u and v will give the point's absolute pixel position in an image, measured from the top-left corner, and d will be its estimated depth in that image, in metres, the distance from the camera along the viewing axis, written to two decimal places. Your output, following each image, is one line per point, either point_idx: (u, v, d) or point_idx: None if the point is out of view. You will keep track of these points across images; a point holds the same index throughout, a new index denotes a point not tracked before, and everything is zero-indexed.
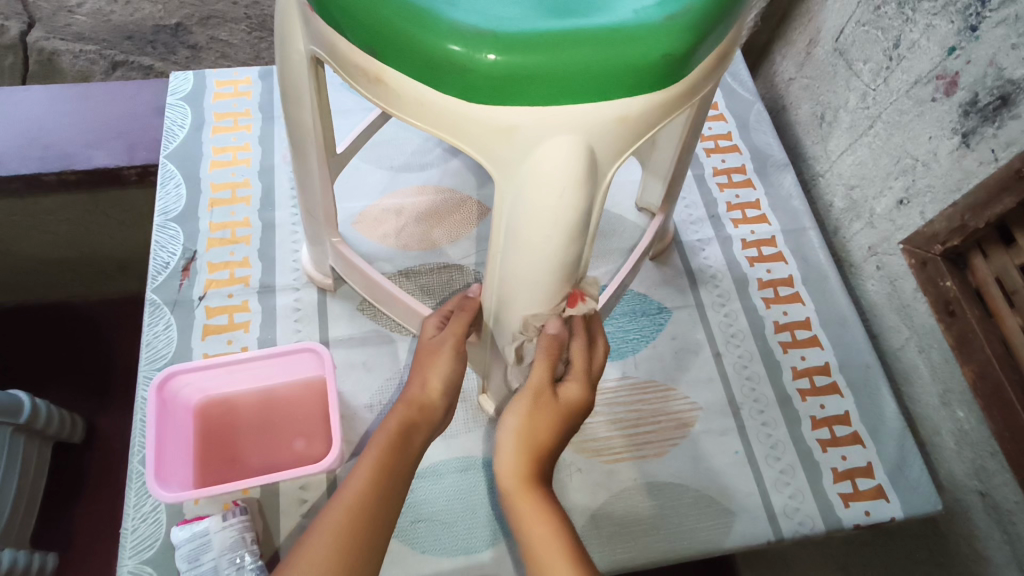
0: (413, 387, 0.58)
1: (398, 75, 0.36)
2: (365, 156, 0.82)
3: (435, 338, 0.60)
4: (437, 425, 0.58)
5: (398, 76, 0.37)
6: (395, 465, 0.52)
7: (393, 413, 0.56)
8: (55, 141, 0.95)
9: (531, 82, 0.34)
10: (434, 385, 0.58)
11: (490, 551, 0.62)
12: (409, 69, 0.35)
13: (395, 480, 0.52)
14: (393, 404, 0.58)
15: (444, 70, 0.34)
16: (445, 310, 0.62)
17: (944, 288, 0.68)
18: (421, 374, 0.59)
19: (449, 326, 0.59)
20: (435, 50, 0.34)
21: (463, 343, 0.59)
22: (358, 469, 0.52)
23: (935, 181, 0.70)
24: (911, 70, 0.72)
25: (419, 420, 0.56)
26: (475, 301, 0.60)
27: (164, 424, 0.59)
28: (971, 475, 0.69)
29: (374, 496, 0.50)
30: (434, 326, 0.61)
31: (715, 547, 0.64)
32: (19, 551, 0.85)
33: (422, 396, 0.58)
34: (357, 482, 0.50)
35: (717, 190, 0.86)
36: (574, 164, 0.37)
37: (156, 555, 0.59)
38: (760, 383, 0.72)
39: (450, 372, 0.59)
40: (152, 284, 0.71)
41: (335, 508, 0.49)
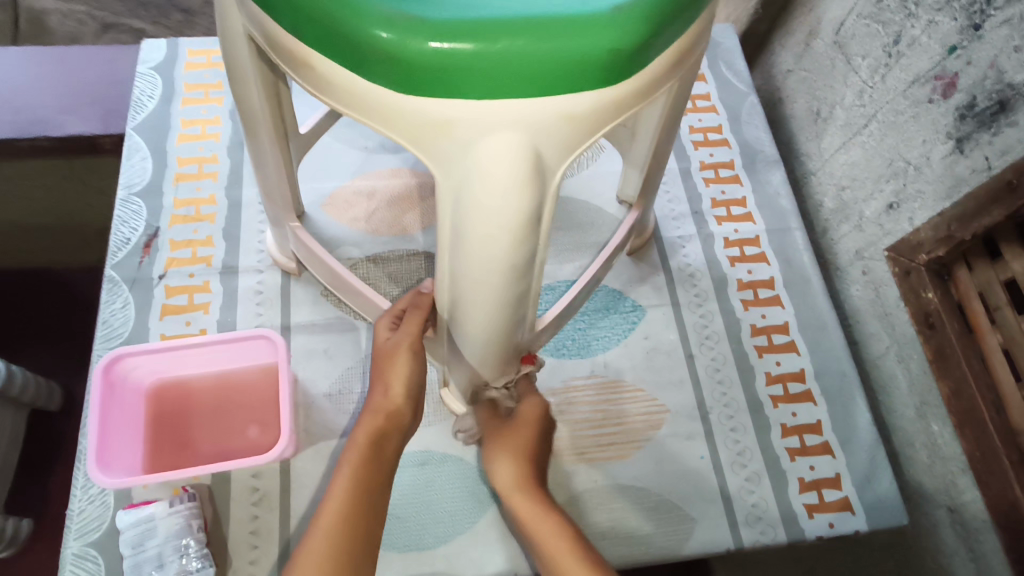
0: (376, 395, 0.57)
1: (327, 61, 0.34)
2: (338, 136, 0.79)
3: (391, 340, 0.58)
4: (408, 429, 0.58)
5: (327, 62, 0.34)
6: (373, 477, 0.53)
7: (361, 424, 0.55)
8: (28, 105, 0.92)
9: (463, 73, 0.31)
10: (394, 386, 0.57)
11: (442, 548, 0.61)
12: (336, 54, 0.33)
13: (375, 493, 0.52)
14: (359, 414, 0.57)
15: (370, 56, 0.32)
16: (398, 309, 0.60)
17: (925, 299, 0.66)
18: (382, 377, 0.57)
19: (404, 326, 0.57)
20: (360, 35, 0.31)
21: (420, 340, 0.57)
22: (334, 490, 0.52)
23: (926, 187, 0.67)
24: (910, 68, 0.69)
25: (388, 428, 0.56)
26: (429, 297, 0.57)
27: (109, 408, 0.58)
28: (941, 490, 0.67)
29: (355, 514, 0.51)
30: (388, 325, 0.59)
31: (674, 553, 0.63)
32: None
33: (388, 399, 0.57)
34: (340, 487, 0.52)
35: (702, 185, 0.83)
36: (516, 164, 0.34)
37: (101, 538, 0.58)
38: (731, 388, 0.71)
39: (411, 372, 0.57)
40: (111, 260, 0.69)
41: (326, 511, 0.51)
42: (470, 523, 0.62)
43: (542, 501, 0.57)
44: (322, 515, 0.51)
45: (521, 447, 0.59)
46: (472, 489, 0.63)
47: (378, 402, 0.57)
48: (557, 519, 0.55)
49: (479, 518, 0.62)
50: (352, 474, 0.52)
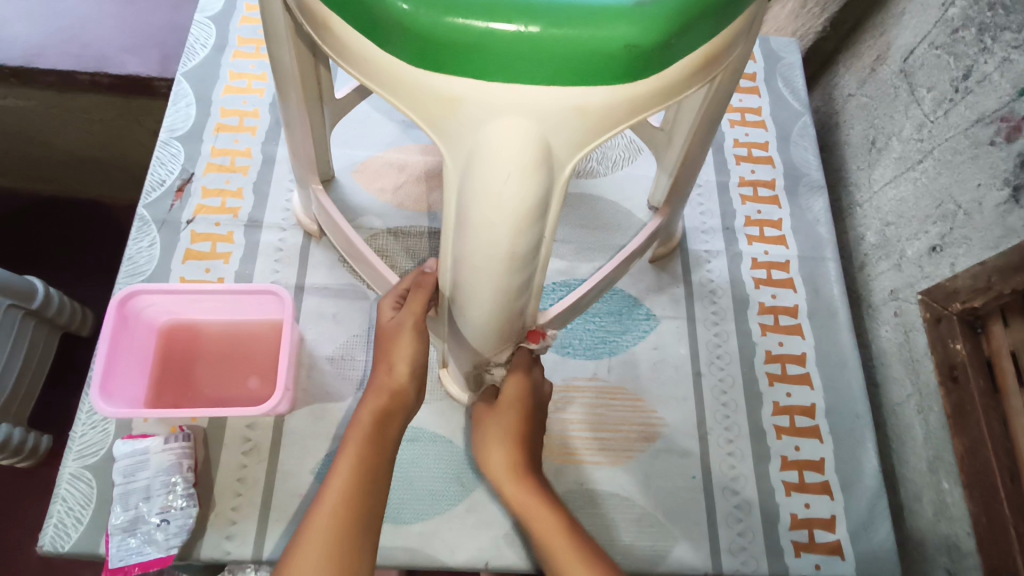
0: (380, 372, 0.57)
1: (346, 26, 0.34)
2: (378, 105, 0.80)
3: (394, 319, 0.58)
4: (412, 408, 0.58)
5: (346, 26, 0.34)
6: (375, 463, 0.52)
7: (366, 404, 0.55)
8: (92, 40, 0.95)
9: (475, 54, 0.31)
10: (401, 366, 0.57)
11: (418, 524, 0.61)
12: (354, 20, 0.33)
13: (378, 471, 0.52)
14: (364, 392, 0.57)
15: (387, 26, 0.32)
16: (402, 289, 0.61)
17: (953, 350, 0.63)
18: (387, 356, 0.58)
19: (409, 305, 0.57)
20: (377, 2, 0.31)
21: (424, 321, 0.57)
22: (340, 464, 0.52)
23: (974, 234, 0.64)
24: (975, 107, 0.65)
25: (392, 408, 0.56)
26: (431, 277, 0.57)
27: (120, 340, 0.60)
28: (942, 550, 0.64)
29: (359, 490, 0.50)
30: (392, 304, 0.59)
31: (649, 568, 0.62)
32: (17, 427, 0.89)
33: (394, 378, 0.57)
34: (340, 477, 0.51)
35: (739, 201, 0.80)
36: (521, 150, 0.34)
37: (98, 462, 0.61)
38: (735, 412, 0.69)
39: (416, 356, 0.58)
40: (144, 200, 0.71)
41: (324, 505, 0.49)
42: (450, 505, 0.62)
43: (536, 490, 0.56)
44: (327, 487, 0.51)
45: (512, 427, 0.58)
46: (456, 472, 0.63)
47: (383, 382, 0.57)
48: (558, 517, 0.54)
49: (459, 501, 0.62)
50: (361, 450, 0.52)
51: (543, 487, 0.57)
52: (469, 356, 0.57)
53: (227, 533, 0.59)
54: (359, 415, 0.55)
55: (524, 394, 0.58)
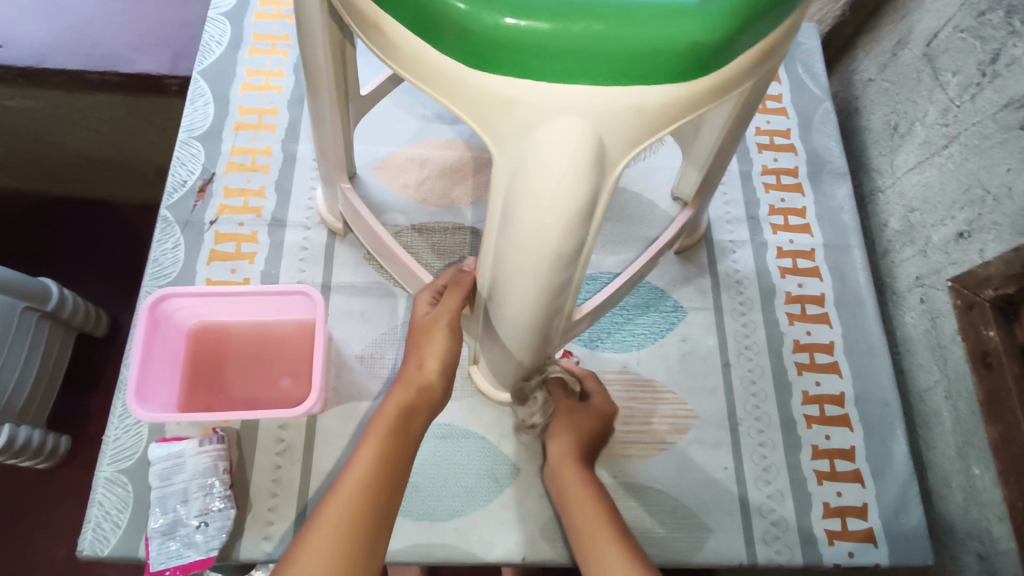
0: (410, 366, 0.57)
1: (397, 26, 0.33)
2: (397, 100, 0.79)
3: (429, 314, 0.58)
4: (438, 403, 0.58)
5: (397, 25, 0.34)
6: (395, 457, 0.52)
7: (393, 396, 0.55)
8: (102, 39, 0.94)
9: (536, 55, 0.31)
10: (429, 367, 0.57)
11: (454, 521, 0.61)
12: (408, 19, 0.32)
13: (397, 467, 0.52)
14: (392, 384, 0.57)
15: (443, 26, 0.31)
16: (439, 284, 0.61)
17: (985, 337, 0.62)
18: (416, 355, 0.57)
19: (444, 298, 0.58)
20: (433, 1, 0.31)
21: (458, 318, 0.58)
22: (358, 456, 0.51)
23: (1003, 220, 0.63)
24: (1004, 90, 0.64)
25: (418, 403, 0.56)
26: (469, 275, 0.58)
27: (152, 344, 0.59)
28: (973, 534, 0.65)
29: (376, 482, 0.50)
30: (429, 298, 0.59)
31: (684, 560, 0.62)
32: (35, 428, 0.89)
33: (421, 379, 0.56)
34: (359, 469, 0.50)
35: (762, 189, 0.80)
36: (577, 150, 0.34)
37: (132, 466, 0.61)
38: (765, 402, 0.69)
39: (445, 356, 0.57)
40: (167, 201, 0.71)
41: (338, 498, 0.48)
42: (486, 500, 0.62)
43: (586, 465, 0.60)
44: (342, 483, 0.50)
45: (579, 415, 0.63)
46: (490, 468, 0.64)
47: (409, 381, 0.56)
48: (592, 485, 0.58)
49: (495, 497, 0.62)
50: (382, 444, 0.52)
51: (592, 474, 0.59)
52: (501, 351, 0.56)
53: (265, 534, 0.59)
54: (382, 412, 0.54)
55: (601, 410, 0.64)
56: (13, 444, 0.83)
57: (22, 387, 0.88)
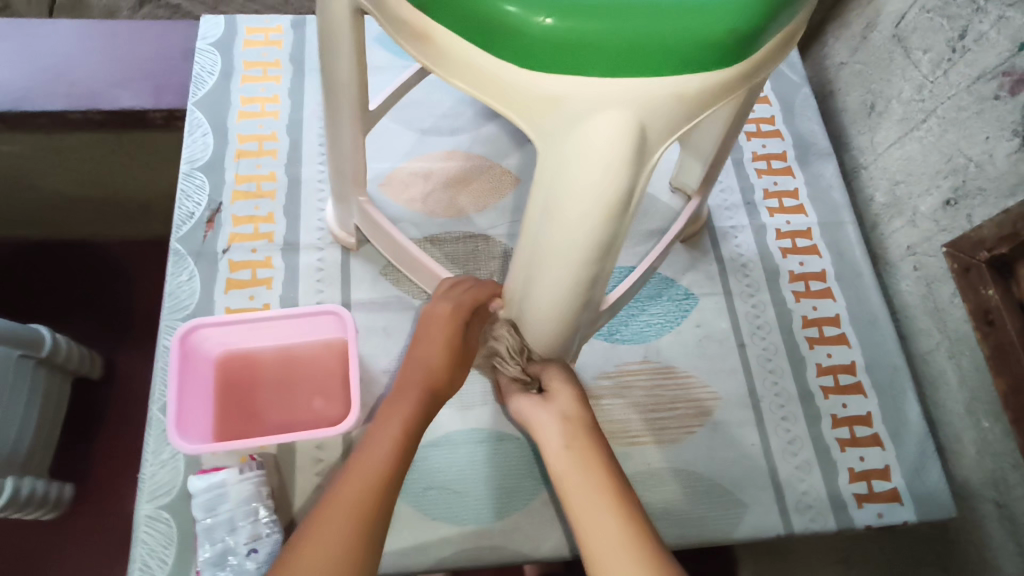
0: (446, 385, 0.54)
1: (445, 32, 0.35)
2: (394, 116, 0.80)
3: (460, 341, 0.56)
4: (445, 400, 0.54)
5: (448, 34, 0.35)
6: (414, 434, 0.48)
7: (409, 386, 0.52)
8: (82, 78, 0.93)
9: (588, 51, 0.32)
10: (433, 365, 0.54)
11: (500, 523, 0.62)
12: (459, 27, 0.34)
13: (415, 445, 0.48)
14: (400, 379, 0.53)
15: (497, 30, 0.33)
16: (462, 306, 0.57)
17: (985, 296, 0.66)
18: (419, 356, 0.54)
19: (460, 292, 0.57)
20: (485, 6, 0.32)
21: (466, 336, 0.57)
22: (379, 431, 0.47)
23: (988, 184, 0.67)
24: (975, 64, 0.68)
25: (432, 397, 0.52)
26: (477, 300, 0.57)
27: (185, 376, 0.59)
28: (988, 484, 0.68)
29: (397, 456, 0.46)
30: (442, 293, 0.58)
31: (725, 537, 0.64)
32: (38, 479, 0.88)
33: (431, 378, 0.53)
34: (382, 440, 0.46)
35: (755, 175, 0.83)
36: (623, 139, 0.35)
37: (172, 502, 0.60)
38: (782, 377, 0.71)
39: (448, 359, 0.55)
40: (176, 234, 0.70)
41: (357, 468, 0.44)
42: (528, 500, 0.63)
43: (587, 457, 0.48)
44: (360, 456, 0.45)
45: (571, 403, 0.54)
46: (528, 468, 0.65)
47: (414, 379, 0.52)
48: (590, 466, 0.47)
49: (495, 498, 0.63)
50: (400, 429, 0.48)
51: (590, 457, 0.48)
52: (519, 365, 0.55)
53: None
54: (396, 400, 0.50)
55: (577, 393, 0.53)
56: (17, 498, 0.81)
57: (22, 437, 0.86)
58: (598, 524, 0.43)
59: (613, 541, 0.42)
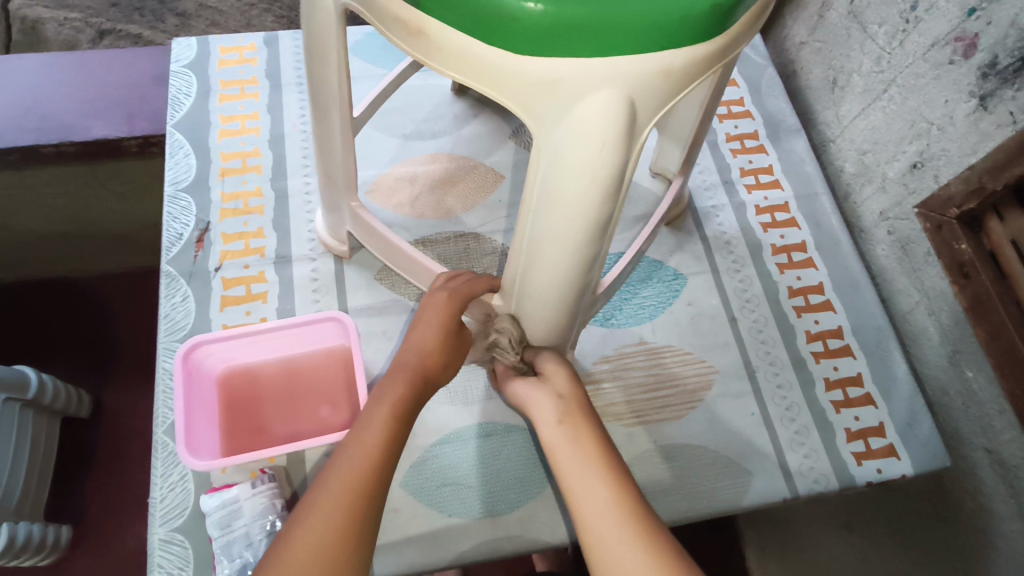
0: (445, 372, 0.55)
1: (438, 25, 0.36)
2: (375, 124, 0.80)
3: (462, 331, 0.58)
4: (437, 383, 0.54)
5: (442, 27, 0.36)
6: (406, 416, 0.48)
7: (403, 368, 0.52)
8: (52, 111, 0.92)
9: (582, 33, 0.34)
10: (428, 349, 0.54)
11: (515, 513, 0.63)
12: (453, 18, 0.36)
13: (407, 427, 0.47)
14: (394, 362, 0.53)
15: (490, 18, 0.34)
16: (459, 292, 0.58)
17: (959, 250, 0.69)
18: (415, 339, 0.55)
19: (458, 284, 0.58)
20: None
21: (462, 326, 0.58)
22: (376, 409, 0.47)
23: (951, 145, 0.71)
24: (928, 32, 0.72)
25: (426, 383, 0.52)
26: (472, 285, 0.58)
27: (190, 394, 0.59)
28: (977, 432, 0.71)
29: (394, 435, 0.45)
30: (440, 285, 0.59)
31: (734, 506, 0.66)
32: (33, 522, 0.86)
33: (426, 360, 0.53)
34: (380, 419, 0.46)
35: (730, 155, 0.86)
36: (616, 117, 0.37)
37: (186, 522, 0.60)
38: (775, 347, 0.74)
39: (444, 343, 0.55)
40: (166, 256, 0.70)
41: (356, 446, 0.44)
42: (539, 488, 0.64)
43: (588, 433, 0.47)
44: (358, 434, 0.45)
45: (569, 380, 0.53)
46: (537, 456, 0.66)
47: (409, 360, 0.52)
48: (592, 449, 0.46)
49: (484, 491, 0.64)
50: (395, 406, 0.47)
51: (589, 437, 0.47)
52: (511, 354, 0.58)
53: None
54: (390, 381, 0.50)
55: (571, 373, 0.54)
56: (13, 543, 0.79)
57: (14, 481, 0.84)
58: (586, 495, 0.43)
59: (598, 505, 0.42)
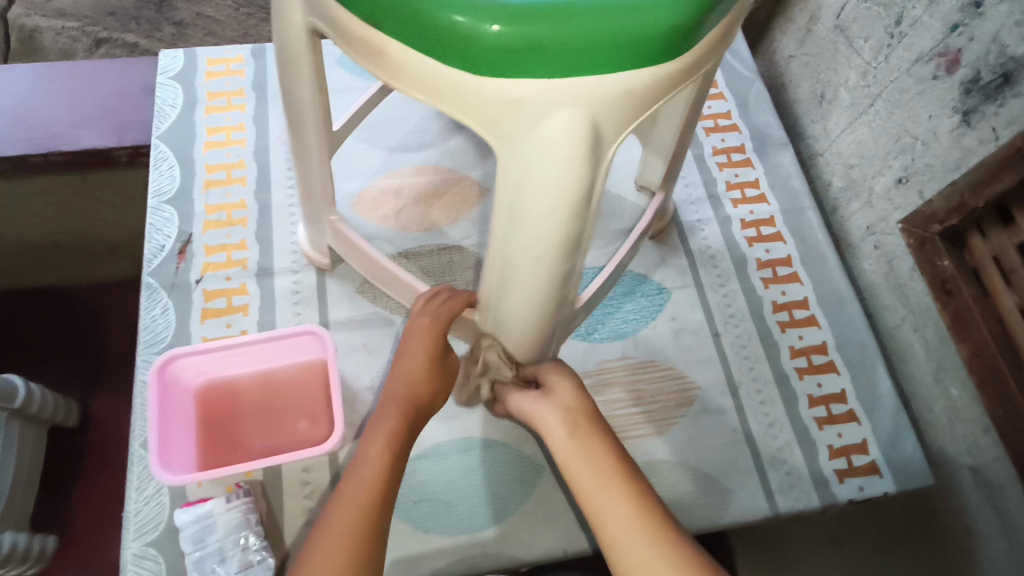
0: (437, 400, 0.57)
1: (399, 46, 0.37)
2: (360, 136, 0.81)
3: (450, 357, 0.59)
4: (430, 409, 0.56)
5: (402, 48, 0.37)
6: (401, 447, 0.50)
7: (390, 402, 0.53)
8: (43, 121, 0.92)
9: (538, 53, 0.34)
10: (416, 377, 0.55)
11: (493, 529, 0.63)
12: (412, 40, 0.36)
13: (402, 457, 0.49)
14: (383, 393, 0.54)
15: (446, 39, 0.34)
16: (439, 317, 0.58)
17: (941, 267, 0.69)
18: (401, 370, 0.55)
19: (437, 306, 0.58)
20: (435, 17, 0.34)
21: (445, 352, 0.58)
22: (368, 445, 0.49)
23: (935, 161, 0.70)
24: (912, 48, 0.72)
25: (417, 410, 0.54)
26: (446, 308, 0.58)
27: (165, 408, 0.59)
28: (962, 450, 0.70)
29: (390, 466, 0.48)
30: (421, 308, 0.59)
31: (714, 524, 0.65)
32: (18, 533, 0.85)
33: (416, 391, 0.54)
34: (373, 454, 0.48)
35: (716, 169, 0.86)
36: (579, 136, 0.37)
37: (160, 537, 0.60)
38: (758, 362, 0.73)
39: (430, 371, 0.56)
40: (147, 268, 0.70)
41: (355, 483, 0.46)
42: (518, 505, 0.64)
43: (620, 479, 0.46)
44: (355, 470, 0.47)
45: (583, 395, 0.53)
46: (516, 473, 0.65)
47: (398, 391, 0.54)
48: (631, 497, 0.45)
49: (463, 509, 0.63)
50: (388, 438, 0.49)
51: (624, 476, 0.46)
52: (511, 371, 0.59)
53: None
54: (383, 414, 0.52)
55: (574, 386, 0.54)
56: None
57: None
58: (626, 544, 0.43)
59: (644, 557, 0.42)
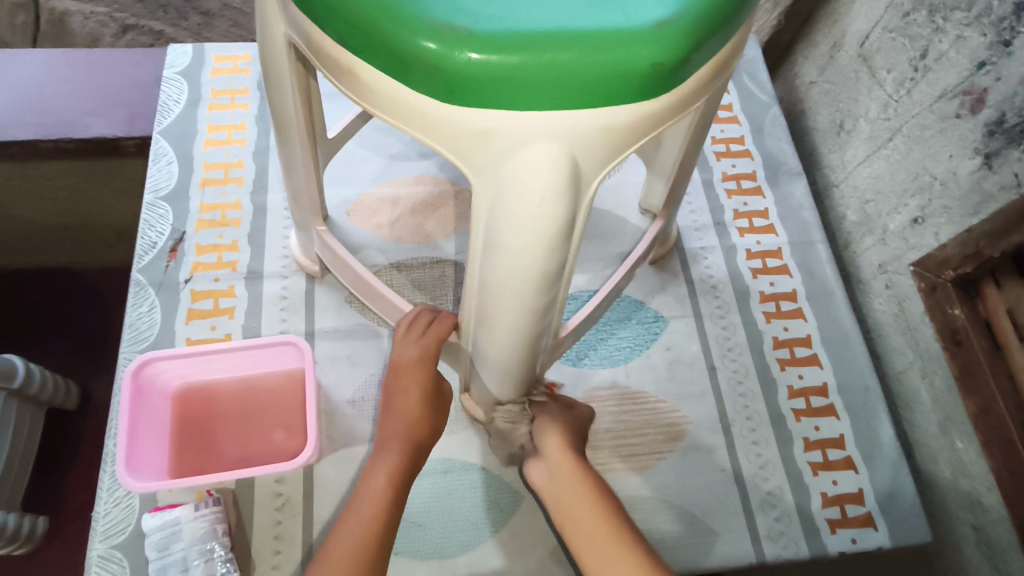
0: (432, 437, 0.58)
1: (371, 69, 0.36)
2: (361, 142, 0.80)
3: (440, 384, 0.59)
4: (426, 446, 0.57)
5: (375, 73, 0.36)
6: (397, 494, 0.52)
7: (391, 444, 0.55)
8: (56, 107, 0.93)
9: (510, 83, 0.33)
10: (414, 417, 0.56)
11: (464, 557, 0.61)
12: (383, 64, 0.35)
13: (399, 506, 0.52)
14: (383, 430, 0.56)
15: (416, 65, 0.33)
16: (427, 345, 0.57)
17: (952, 315, 0.66)
18: (399, 409, 0.56)
19: (421, 333, 0.57)
20: (406, 42, 0.32)
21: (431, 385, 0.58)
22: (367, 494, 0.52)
23: (952, 203, 0.67)
24: (937, 83, 0.68)
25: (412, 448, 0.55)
26: (434, 340, 0.57)
27: (138, 411, 0.58)
28: (964, 507, 0.67)
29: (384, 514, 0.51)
30: (405, 335, 0.58)
31: (695, 567, 0.63)
32: (11, 512, 0.85)
33: (414, 430, 0.56)
34: (369, 505, 0.51)
35: (725, 196, 0.83)
36: (555, 171, 0.35)
37: (127, 540, 0.59)
38: (754, 401, 0.70)
39: (425, 409, 0.57)
40: (137, 264, 0.70)
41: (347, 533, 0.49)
42: (492, 533, 0.62)
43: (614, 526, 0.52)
44: (352, 517, 0.50)
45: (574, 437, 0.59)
46: (493, 498, 0.63)
47: (395, 431, 0.55)
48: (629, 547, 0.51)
49: (436, 532, 0.61)
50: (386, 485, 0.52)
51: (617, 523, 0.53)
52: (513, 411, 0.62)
53: None
54: (382, 456, 0.54)
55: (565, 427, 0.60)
56: None
57: None
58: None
59: None
